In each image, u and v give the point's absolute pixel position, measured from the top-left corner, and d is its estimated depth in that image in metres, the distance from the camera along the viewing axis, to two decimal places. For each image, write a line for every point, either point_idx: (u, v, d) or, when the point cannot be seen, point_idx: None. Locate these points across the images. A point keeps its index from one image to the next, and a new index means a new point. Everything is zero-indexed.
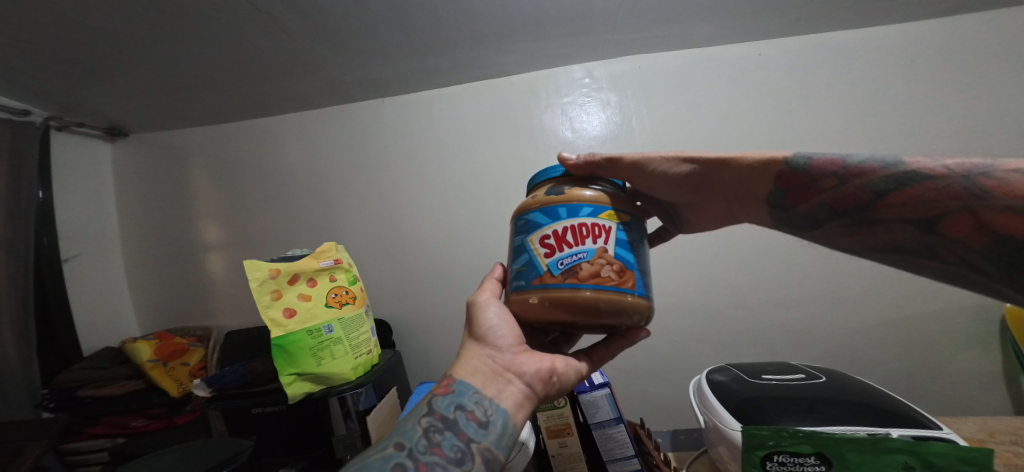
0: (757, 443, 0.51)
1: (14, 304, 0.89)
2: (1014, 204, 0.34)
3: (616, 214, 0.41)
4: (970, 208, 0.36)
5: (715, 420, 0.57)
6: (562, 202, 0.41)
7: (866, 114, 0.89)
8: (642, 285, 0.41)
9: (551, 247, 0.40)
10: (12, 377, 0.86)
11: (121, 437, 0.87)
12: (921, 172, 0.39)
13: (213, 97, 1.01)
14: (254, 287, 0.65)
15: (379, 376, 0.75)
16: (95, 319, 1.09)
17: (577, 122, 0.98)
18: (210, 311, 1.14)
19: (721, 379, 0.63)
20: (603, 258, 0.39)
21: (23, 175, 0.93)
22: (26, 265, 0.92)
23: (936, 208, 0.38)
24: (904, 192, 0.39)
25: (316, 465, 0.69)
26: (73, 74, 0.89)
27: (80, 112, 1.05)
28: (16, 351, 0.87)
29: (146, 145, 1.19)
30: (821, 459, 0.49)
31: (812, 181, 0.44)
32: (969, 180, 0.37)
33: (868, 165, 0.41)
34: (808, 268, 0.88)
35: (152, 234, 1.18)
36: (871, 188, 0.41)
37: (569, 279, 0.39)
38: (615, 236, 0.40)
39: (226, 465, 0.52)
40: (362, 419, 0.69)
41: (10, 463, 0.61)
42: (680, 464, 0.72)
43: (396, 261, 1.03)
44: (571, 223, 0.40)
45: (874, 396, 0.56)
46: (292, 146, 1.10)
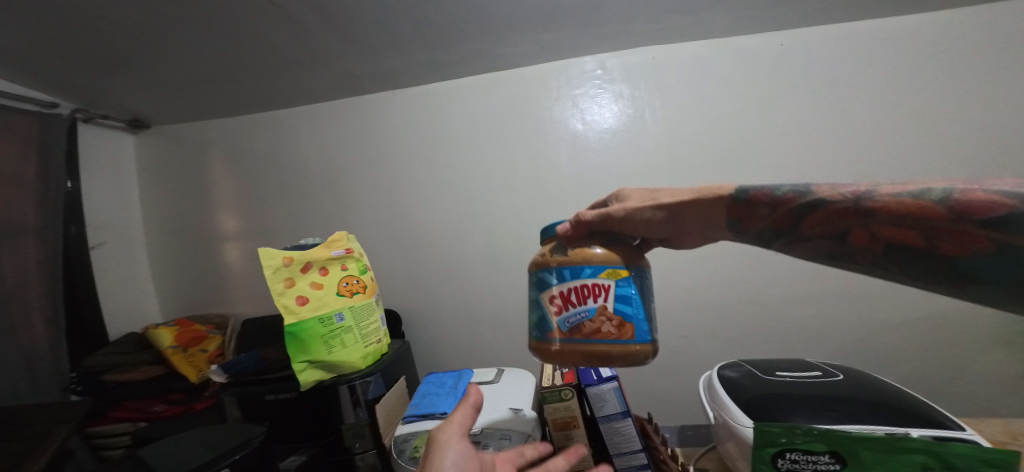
0: (768, 440, 0.50)
1: (44, 289, 0.93)
2: (894, 220, 0.41)
3: (618, 271, 0.44)
4: (865, 225, 0.42)
5: (724, 415, 0.57)
6: (569, 263, 0.45)
7: (889, 107, 0.86)
8: (645, 332, 0.44)
9: (559, 306, 0.45)
10: (43, 360, 0.90)
11: (143, 420, 0.91)
12: (827, 198, 0.44)
13: (230, 90, 1.03)
14: (267, 275, 0.66)
15: (388, 365, 0.77)
16: (120, 305, 1.13)
17: (589, 114, 0.97)
18: (228, 299, 1.18)
19: (732, 375, 0.62)
20: (604, 314, 0.43)
21: (53, 165, 0.96)
22: (54, 252, 0.95)
23: (842, 227, 0.44)
24: (818, 217, 0.45)
25: (325, 454, 0.70)
26: (96, 69, 0.92)
27: (104, 105, 1.08)
28: (46, 334, 0.91)
29: (166, 137, 1.21)
30: (835, 457, 0.48)
31: (751, 212, 0.48)
32: (861, 203, 0.42)
33: (788, 197, 0.46)
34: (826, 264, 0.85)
35: (172, 223, 1.21)
36: (792, 214, 0.46)
37: (577, 335, 0.43)
38: (614, 293, 0.44)
39: (239, 451, 0.53)
40: (371, 408, 0.70)
41: (37, 443, 0.64)
42: (686, 460, 0.72)
43: (406, 252, 1.05)
44: (575, 283, 0.44)
45: (892, 394, 0.54)
46: (306, 138, 1.11)
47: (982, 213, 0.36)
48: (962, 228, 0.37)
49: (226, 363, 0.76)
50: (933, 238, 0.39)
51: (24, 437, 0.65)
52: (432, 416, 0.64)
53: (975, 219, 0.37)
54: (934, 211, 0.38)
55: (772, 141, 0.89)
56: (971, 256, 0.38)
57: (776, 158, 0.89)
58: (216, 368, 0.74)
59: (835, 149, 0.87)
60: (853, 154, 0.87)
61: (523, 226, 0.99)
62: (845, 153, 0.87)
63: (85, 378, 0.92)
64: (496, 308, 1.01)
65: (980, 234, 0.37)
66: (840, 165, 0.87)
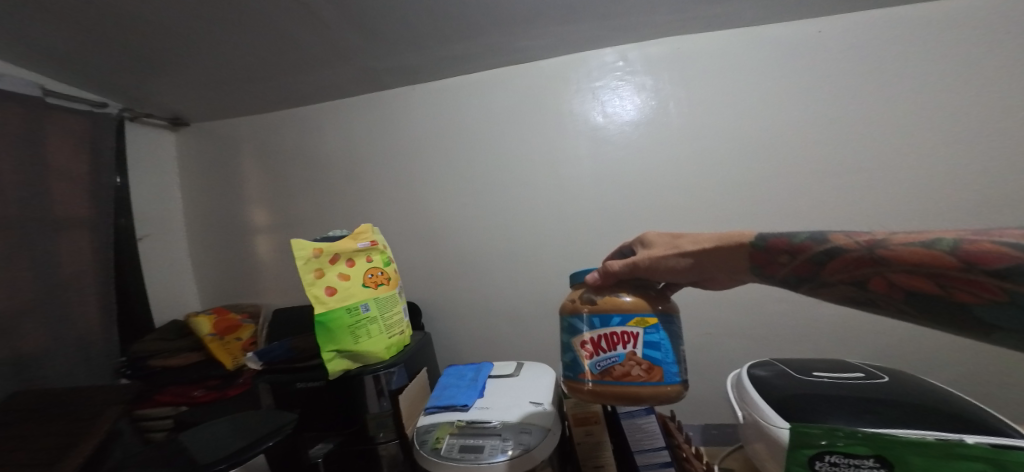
0: (804, 441, 0.47)
1: (96, 279, 1.00)
2: (906, 267, 0.35)
3: (647, 319, 0.47)
4: (880, 273, 0.37)
5: (754, 415, 0.55)
6: (599, 311, 0.48)
7: (936, 95, 0.79)
8: (674, 374, 0.46)
9: (590, 350, 0.47)
10: (97, 344, 0.98)
11: (183, 405, 0.96)
12: (842, 246, 0.40)
13: (259, 88, 1.06)
14: (299, 265, 0.69)
15: (410, 356, 0.79)
16: (163, 294, 1.21)
17: (609, 106, 0.95)
18: (260, 290, 1.23)
19: (762, 374, 0.62)
20: (633, 359, 0.45)
21: (102, 162, 1.03)
22: (104, 244, 1.02)
23: (859, 274, 0.38)
24: (835, 264, 0.40)
25: (350, 443, 0.72)
26: (138, 70, 0.96)
27: (146, 104, 1.14)
28: (99, 320, 0.99)
29: (202, 135, 1.27)
30: (881, 462, 0.44)
31: (770, 259, 0.44)
32: (873, 251, 0.37)
33: (805, 245, 0.42)
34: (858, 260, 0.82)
35: (208, 217, 1.28)
36: (810, 261, 0.41)
37: (607, 377, 0.46)
38: (643, 339, 0.46)
39: (272, 437, 0.56)
40: (393, 398, 0.72)
41: (92, 424, 0.69)
42: (710, 460, 0.71)
43: (427, 246, 1.06)
44: (604, 330, 0.47)
45: (942, 400, 0.51)
46: (330, 134, 1.14)
47: (993, 262, 0.31)
48: (967, 275, 0.32)
49: (261, 351, 0.80)
50: (944, 286, 0.33)
51: (81, 417, 0.71)
52: (452, 408, 0.66)
53: (985, 269, 0.31)
54: (942, 260, 0.33)
55: (802, 134, 0.85)
56: (988, 308, 0.31)
57: (808, 149, 0.85)
58: (251, 355, 0.78)
59: (875, 140, 0.82)
60: (892, 148, 0.81)
61: (542, 221, 0.99)
62: (884, 146, 0.82)
63: (133, 363, 0.99)
64: (515, 302, 1.02)
65: (991, 283, 0.31)
66: (879, 158, 0.82)
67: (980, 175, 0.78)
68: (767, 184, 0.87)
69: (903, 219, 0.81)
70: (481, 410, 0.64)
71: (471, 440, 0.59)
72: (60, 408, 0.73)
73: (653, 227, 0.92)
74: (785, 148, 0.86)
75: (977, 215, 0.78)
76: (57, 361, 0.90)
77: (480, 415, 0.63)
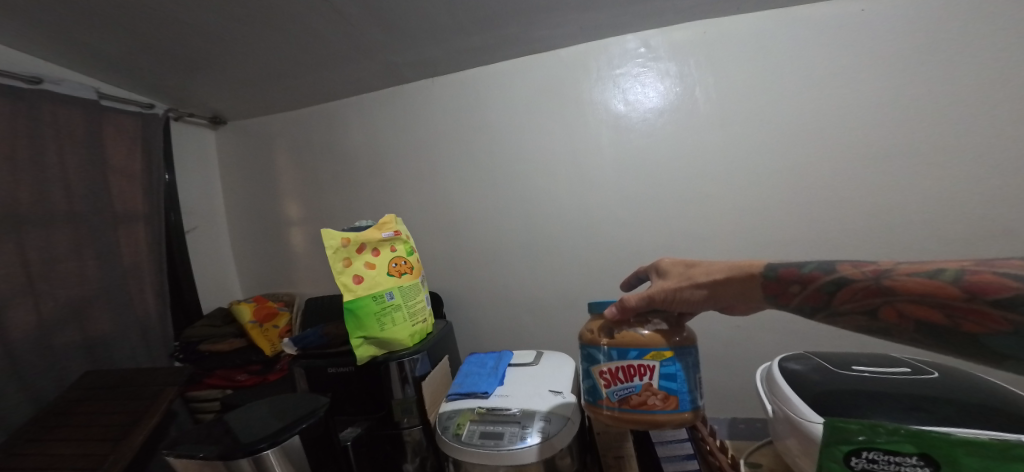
0: (840, 437, 0.40)
1: (152, 269, 1.08)
2: (914, 297, 0.34)
3: (663, 352, 0.47)
4: (888, 302, 0.36)
5: (786, 410, 0.53)
6: (616, 344, 0.48)
7: (992, 73, 0.73)
8: (690, 401, 0.47)
9: (607, 379, 0.48)
10: (154, 328, 1.06)
11: (228, 388, 1.04)
12: (849, 275, 0.38)
13: (289, 86, 1.10)
14: (329, 254, 0.72)
15: (433, 344, 0.82)
16: (209, 283, 1.29)
17: (631, 94, 0.92)
18: (296, 279, 1.30)
19: (796, 368, 0.60)
20: (649, 389, 0.46)
21: (152, 159, 1.10)
22: (158, 236, 1.11)
23: (867, 303, 0.37)
24: (844, 294, 0.38)
25: (377, 426, 0.76)
26: (180, 72, 1.02)
27: (188, 104, 1.21)
28: (155, 306, 1.07)
29: (239, 132, 1.34)
30: (928, 462, 0.36)
31: (783, 288, 0.42)
32: (880, 280, 0.36)
33: (812, 275, 0.41)
34: (896, 246, 0.80)
35: (246, 210, 1.35)
36: (819, 291, 0.40)
37: (624, 406, 0.47)
38: (660, 372, 0.46)
39: (307, 419, 0.59)
40: (417, 385, 0.76)
41: (153, 403, 0.76)
42: (738, 454, 0.68)
43: (451, 237, 1.08)
44: (621, 362, 0.47)
45: (1002, 398, 0.47)
46: (356, 128, 1.17)
47: (1000, 293, 0.30)
48: (976, 307, 0.31)
49: (295, 337, 0.84)
50: (952, 315, 0.33)
51: (144, 396, 0.78)
52: (473, 395, 0.67)
53: (988, 299, 0.31)
54: (946, 290, 0.33)
55: (839, 118, 0.81)
56: (997, 336, 0.31)
57: (846, 132, 0.81)
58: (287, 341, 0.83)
59: (920, 123, 0.77)
60: (940, 132, 0.76)
61: (563, 212, 0.99)
62: (932, 129, 0.77)
63: (185, 347, 1.08)
64: (537, 292, 1.03)
65: (996, 313, 0.30)
66: (925, 142, 0.77)
67: None
68: (801, 169, 0.83)
69: (951, 205, 0.76)
70: (501, 398, 0.66)
71: (492, 426, 0.60)
72: (123, 390, 0.81)
73: (679, 217, 0.91)
74: (819, 134, 0.82)
75: None
76: (121, 343, 0.99)
77: (501, 402, 0.64)
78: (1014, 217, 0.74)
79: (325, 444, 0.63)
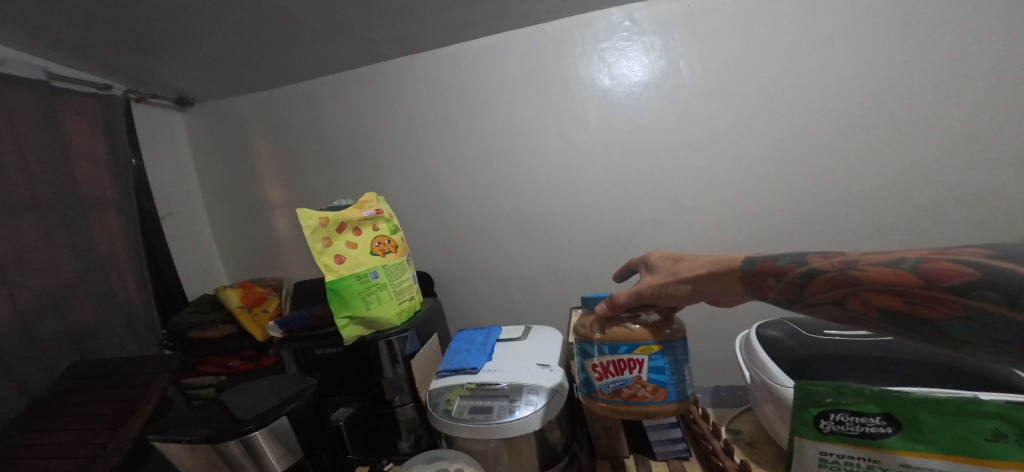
0: (809, 400, 0.39)
1: (130, 257, 1.05)
2: (879, 285, 0.34)
3: (650, 347, 0.48)
4: (855, 292, 0.35)
5: (763, 377, 0.56)
6: (607, 339, 0.50)
7: (969, 44, 0.74)
8: (680, 392, 0.49)
9: (600, 372, 0.50)
10: (138, 316, 1.05)
11: (223, 374, 1.05)
12: (819, 267, 0.38)
13: (259, 65, 1.05)
14: (308, 234, 0.72)
15: (423, 323, 0.83)
16: (192, 269, 1.27)
17: (616, 68, 0.90)
18: (282, 263, 1.29)
19: (774, 334, 0.62)
20: (640, 383, 0.48)
21: (118, 144, 1.05)
22: (133, 223, 1.07)
23: (837, 294, 0.36)
24: (815, 284, 0.38)
25: (370, 405, 0.78)
26: (139, 51, 0.95)
27: (151, 84, 1.14)
28: (138, 295, 1.06)
29: (209, 113, 1.27)
30: (890, 420, 0.35)
31: (759, 282, 0.42)
32: (846, 271, 0.36)
33: (787, 268, 0.40)
34: (871, 214, 0.83)
35: (224, 195, 1.31)
36: (793, 282, 0.39)
37: (616, 398, 0.49)
38: (649, 365, 0.48)
39: (295, 400, 0.60)
40: (407, 363, 0.77)
41: (146, 391, 0.76)
42: (719, 421, 0.72)
43: (438, 217, 1.08)
44: (612, 357, 0.49)
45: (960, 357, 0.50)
46: (334, 108, 1.12)
47: (956, 280, 0.30)
48: (932, 294, 0.31)
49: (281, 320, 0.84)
50: (911, 302, 0.32)
51: (135, 385, 0.78)
52: (462, 371, 0.69)
53: (943, 284, 0.30)
54: (906, 277, 0.32)
55: (821, 91, 0.81)
56: (955, 322, 0.30)
57: (828, 103, 0.81)
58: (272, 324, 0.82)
59: (897, 96, 0.78)
60: (916, 105, 0.77)
61: (550, 190, 0.99)
62: (908, 102, 0.78)
63: (174, 335, 1.07)
64: (526, 269, 1.04)
65: (952, 299, 0.30)
66: (901, 116, 0.78)
67: (1007, 129, 0.74)
68: (784, 142, 0.84)
69: (920, 177, 0.79)
70: (490, 372, 0.67)
71: (482, 401, 0.62)
72: (114, 378, 0.80)
73: (663, 195, 0.92)
74: (801, 108, 0.82)
75: (1002, 165, 0.75)
76: (105, 333, 0.97)
77: (490, 377, 0.66)
78: (979, 187, 0.77)
79: (319, 424, 0.64)
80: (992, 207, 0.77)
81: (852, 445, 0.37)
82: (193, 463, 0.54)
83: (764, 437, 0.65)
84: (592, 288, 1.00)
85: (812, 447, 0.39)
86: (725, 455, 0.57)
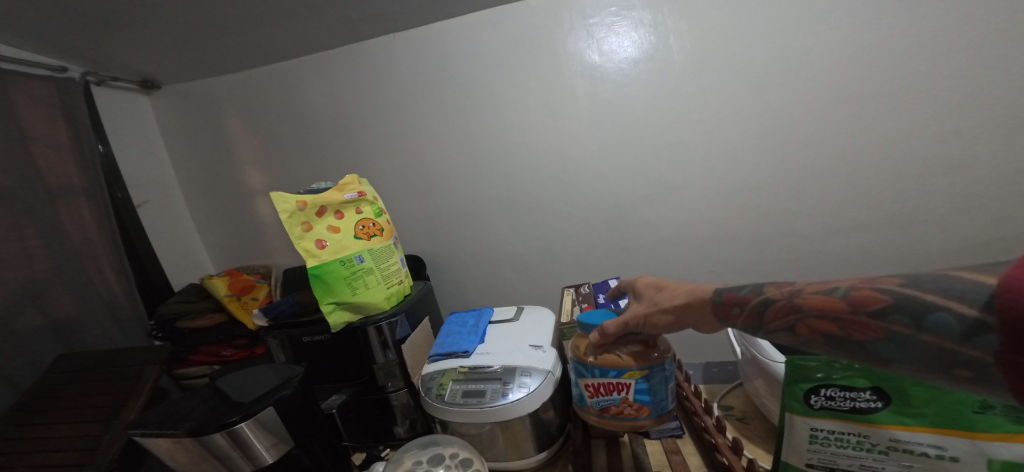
0: (801, 376, 0.45)
1: (108, 248, 1.02)
2: (820, 311, 0.34)
3: (636, 372, 0.52)
4: (801, 319, 0.35)
5: (751, 351, 0.59)
6: (598, 364, 0.54)
7: (959, 16, 0.73)
8: (663, 408, 0.54)
9: (592, 391, 0.55)
10: (123, 308, 1.03)
11: (216, 364, 1.04)
12: (771, 296, 0.38)
13: (227, 44, 0.98)
14: (285, 219, 0.70)
15: (413, 306, 0.84)
16: (176, 260, 1.24)
17: (605, 44, 0.88)
18: (269, 251, 1.27)
19: None
20: (626, 402, 0.53)
21: (81, 129, 0.99)
22: (107, 213, 1.03)
23: (787, 323, 0.36)
24: (770, 313, 0.38)
25: (363, 390, 0.79)
26: (92, 30, 0.88)
27: (111, 66, 1.06)
28: (120, 287, 1.03)
29: (177, 96, 1.20)
30: (879, 395, 0.42)
31: (726, 311, 0.42)
32: (792, 298, 0.37)
33: (746, 298, 0.40)
34: (856, 185, 0.84)
35: (201, 183, 1.26)
36: (753, 311, 0.39)
37: (605, 414, 0.55)
38: (635, 388, 0.53)
39: (283, 389, 0.60)
40: (398, 348, 0.78)
41: (137, 382, 0.75)
42: (712, 398, 0.76)
43: (427, 200, 1.06)
44: (603, 380, 0.54)
45: None
46: (312, 89, 1.07)
47: (875, 306, 0.31)
48: (859, 319, 0.32)
49: (266, 307, 0.82)
50: (844, 327, 0.33)
51: (123, 377, 0.76)
52: (455, 354, 0.70)
53: (869, 309, 0.31)
54: (839, 303, 0.33)
55: (811, 65, 0.80)
56: (881, 345, 0.31)
57: (818, 77, 0.81)
58: (257, 312, 0.81)
59: (885, 70, 0.78)
60: (903, 78, 0.78)
61: (540, 172, 0.98)
62: (895, 75, 0.78)
63: (162, 326, 1.06)
64: (519, 251, 1.04)
65: (875, 323, 0.31)
66: (887, 90, 0.79)
67: (989, 101, 0.75)
68: (774, 118, 0.84)
69: (902, 151, 0.81)
70: (482, 355, 0.68)
71: (475, 385, 0.64)
72: (97, 370, 0.79)
73: (654, 175, 0.92)
74: (791, 85, 0.82)
75: (982, 134, 0.77)
76: (90, 325, 0.96)
77: (482, 360, 0.67)
78: (961, 159, 0.79)
79: (309, 414, 0.63)
80: (969, 179, 0.80)
81: (841, 419, 0.43)
82: (182, 456, 0.53)
83: (755, 412, 0.68)
84: (585, 266, 1.02)
85: (802, 422, 0.45)
86: (717, 432, 0.59)
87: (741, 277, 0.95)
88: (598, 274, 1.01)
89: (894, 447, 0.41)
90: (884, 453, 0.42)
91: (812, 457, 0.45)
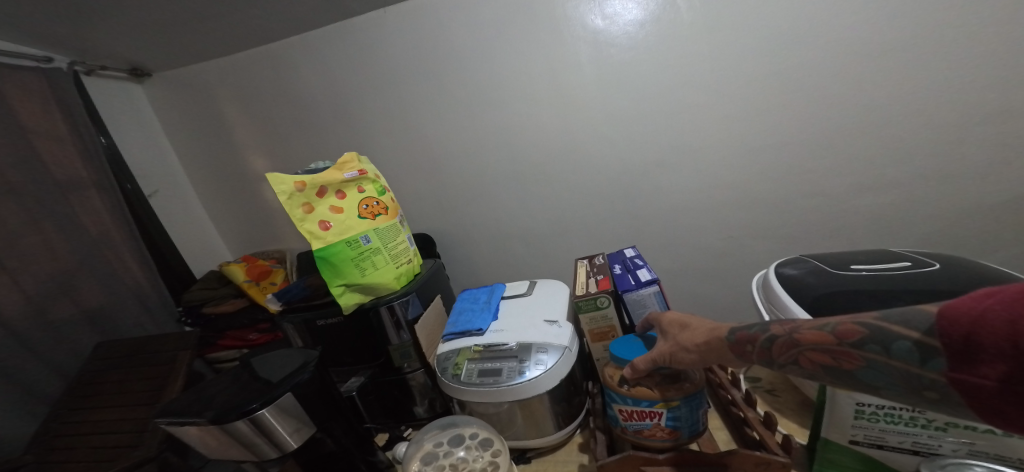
0: None
1: (126, 239, 1.04)
2: (815, 345, 0.36)
3: (667, 403, 0.52)
4: (800, 352, 0.37)
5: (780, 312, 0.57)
6: (629, 394, 0.54)
7: None
8: (694, 428, 0.54)
9: (626, 416, 0.55)
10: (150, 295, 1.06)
11: (244, 347, 1.08)
12: (773, 333, 0.39)
13: (210, 28, 0.93)
14: (284, 200, 0.68)
15: (422, 285, 0.84)
16: (193, 248, 1.26)
17: (609, 6, 0.81)
18: (282, 236, 1.28)
19: (793, 273, 0.61)
20: (658, 426, 0.54)
21: (79, 121, 0.98)
22: (120, 204, 1.03)
23: (790, 356, 0.38)
24: (774, 347, 0.39)
25: (380, 371, 0.81)
26: (71, 19, 0.85)
27: (98, 55, 1.03)
28: (144, 276, 1.05)
29: (169, 84, 1.17)
30: None
31: (742, 349, 0.42)
32: (791, 333, 0.38)
33: (751, 336, 0.41)
34: (883, 138, 0.79)
35: (206, 171, 1.25)
36: (762, 348, 0.40)
37: (637, 434, 0.56)
38: (666, 415, 0.53)
39: (302, 372, 0.62)
40: (411, 328, 0.79)
41: (172, 367, 0.78)
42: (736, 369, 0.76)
43: (433, 179, 1.04)
44: (636, 408, 0.54)
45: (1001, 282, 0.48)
46: (304, 69, 1.03)
47: (853, 338, 0.34)
48: (845, 350, 0.34)
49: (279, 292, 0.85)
50: (836, 358, 0.35)
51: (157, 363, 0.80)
52: (469, 333, 0.71)
53: (850, 341, 0.34)
54: (825, 336, 0.35)
55: (839, 10, 0.73)
56: (868, 371, 0.33)
57: (847, 24, 0.74)
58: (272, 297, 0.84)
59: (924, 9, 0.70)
60: (942, 21, 0.70)
61: (547, 147, 0.95)
62: (933, 18, 0.70)
63: (189, 311, 1.10)
64: (529, 223, 1.03)
65: (855, 352, 0.33)
66: (924, 34, 0.72)
67: None
68: (793, 76, 0.78)
69: (936, 100, 0.75)
70: (496, 333, 0.69)
71: (490, 364, 0.65)
72: (137, 357, 0.82)
73: (665, 143, 0.88)
74: (814, 35, 0.75)
75: None
76: (121, 313, 0.99)
77: (497, 338, 0.68)
78: (1004, 103, 0.73)
79: (328, 397, 0.66)
80: (1011, 126, 0.74)
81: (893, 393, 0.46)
82: (213, 440, 0.56)
83: (784, 384, 0.69)
84: (596, 237, 1.00)
85: (847, 397, 0.48)
86: (746, 405, 0.60)
87: (758, 240, 0.93)
88: (610, 244, 1.00)
89: (953, 424, 0.44)
90: (940, 429, 0.44)
91: (857, 433, 0.49)
